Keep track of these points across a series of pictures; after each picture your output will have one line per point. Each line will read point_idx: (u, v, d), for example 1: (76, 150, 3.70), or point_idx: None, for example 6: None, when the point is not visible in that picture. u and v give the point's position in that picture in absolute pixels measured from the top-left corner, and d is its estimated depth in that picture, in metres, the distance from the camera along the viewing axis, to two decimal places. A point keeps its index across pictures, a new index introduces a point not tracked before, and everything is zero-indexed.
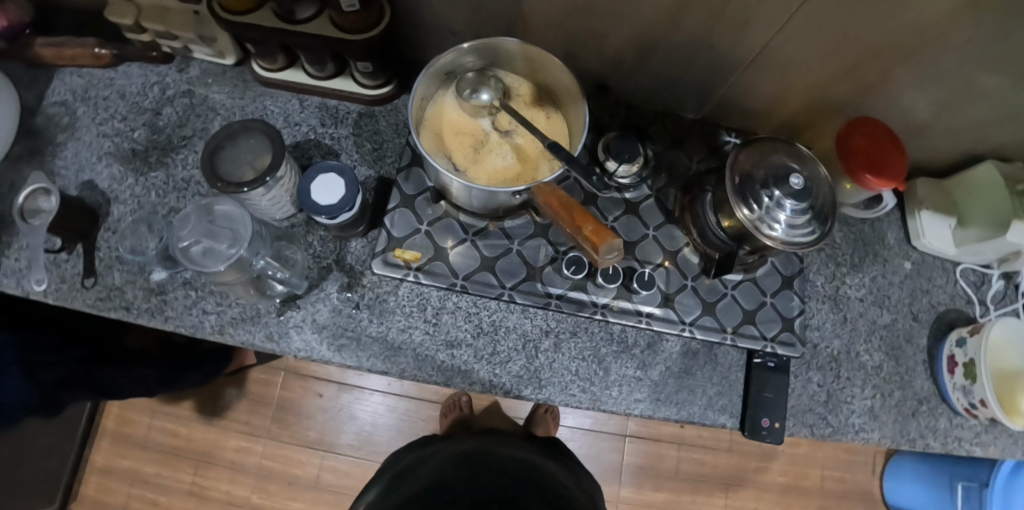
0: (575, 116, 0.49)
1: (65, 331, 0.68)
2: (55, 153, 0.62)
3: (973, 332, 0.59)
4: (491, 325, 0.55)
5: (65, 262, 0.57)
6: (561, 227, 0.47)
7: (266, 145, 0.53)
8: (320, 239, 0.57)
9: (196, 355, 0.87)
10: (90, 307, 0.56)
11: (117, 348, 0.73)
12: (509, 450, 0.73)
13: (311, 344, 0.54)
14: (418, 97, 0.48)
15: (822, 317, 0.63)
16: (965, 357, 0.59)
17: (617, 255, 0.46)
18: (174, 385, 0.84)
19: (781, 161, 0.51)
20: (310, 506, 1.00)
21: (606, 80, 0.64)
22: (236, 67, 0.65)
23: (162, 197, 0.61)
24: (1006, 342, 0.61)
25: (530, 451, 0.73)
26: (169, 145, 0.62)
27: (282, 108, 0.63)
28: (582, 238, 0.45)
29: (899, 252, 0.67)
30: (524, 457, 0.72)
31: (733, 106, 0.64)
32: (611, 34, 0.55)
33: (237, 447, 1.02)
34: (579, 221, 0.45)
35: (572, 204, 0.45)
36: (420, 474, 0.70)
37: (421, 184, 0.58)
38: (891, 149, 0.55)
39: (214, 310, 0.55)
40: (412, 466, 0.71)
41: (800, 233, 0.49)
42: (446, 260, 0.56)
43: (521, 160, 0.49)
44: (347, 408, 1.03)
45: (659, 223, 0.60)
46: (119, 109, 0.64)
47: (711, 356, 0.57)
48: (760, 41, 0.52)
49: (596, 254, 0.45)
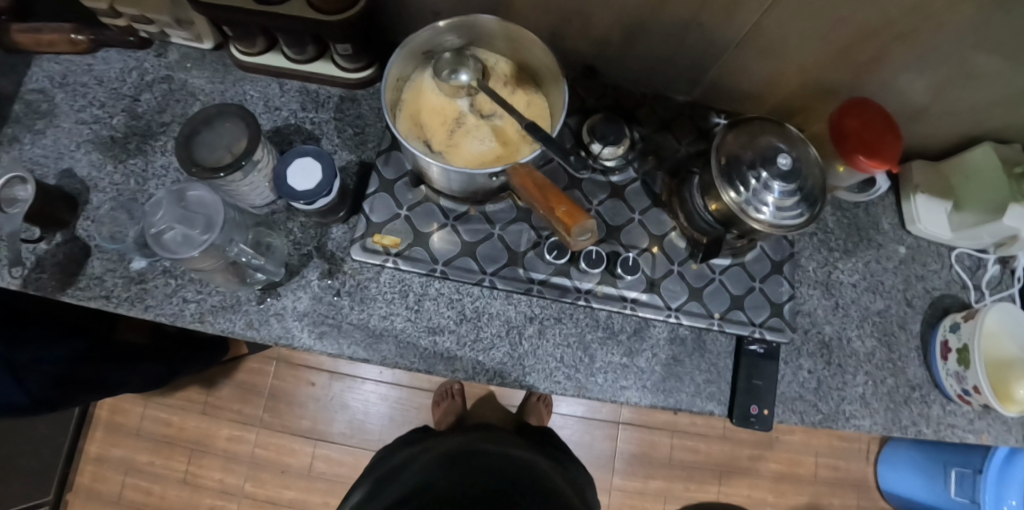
0: (556, 96, 0.48)
1: (50, 322, 0.67)
2: (33, 140, 0.61)
3: (969, 317, 0.58)
4: (474, 311, 0.54)
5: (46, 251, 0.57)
6: (536, 208, 0.46)
7: (243, 130, 0.52)
8: (301, 225, 0.56)
9: (189, 346, 0.87)
10: (68, 296, 0.55)
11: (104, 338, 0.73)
12: (497, 446, 0.71)
13: (292, 331, 0.53)
14: (394, 77, 0.47)
15: (813, 303, 0.62)
16: (958, 343, 0.58)
17: (591, 236, 0.45)
18: (169, 377, 0.83)
19: (769, 142, 0.50)
20: (303, 495, 1.00)
21: (593, 63, 0.63)
22: (215, 51, 0.64)
23: (141, 184, 0.60)
24: (1001, 328, 0.60)
25: (518, 449, 0.71)
26: (148, 132, 0.61)
27: (263, 92, 0.61)
28: (555, 219, 0.44)
29: (893, 237, 0.66)
30: (512, 453, 0.70)
31: (723, 88, 0.62)
32: (596, 13, 0.54)
33: (230, 437, 1.02)
34: (553, 202, 0.44)
35: (546, 186, 0.44)
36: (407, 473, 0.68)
37: (401, 169, 0.57)
38: (884, 130, 0.54)
39: (194, 298, 0.55)
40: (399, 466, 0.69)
41: (788, 216, 0.48)
42: (427, 246, 0.55)
43: (500, 142, 0.48)
44: (339, 396, 1.03)
45: (645, 208, 0.58)
46: (98, 95, 0.63)
47: (698, 343, 0.57)
48: (747, 20, 0.50)
49: (568, 235, 0.44)
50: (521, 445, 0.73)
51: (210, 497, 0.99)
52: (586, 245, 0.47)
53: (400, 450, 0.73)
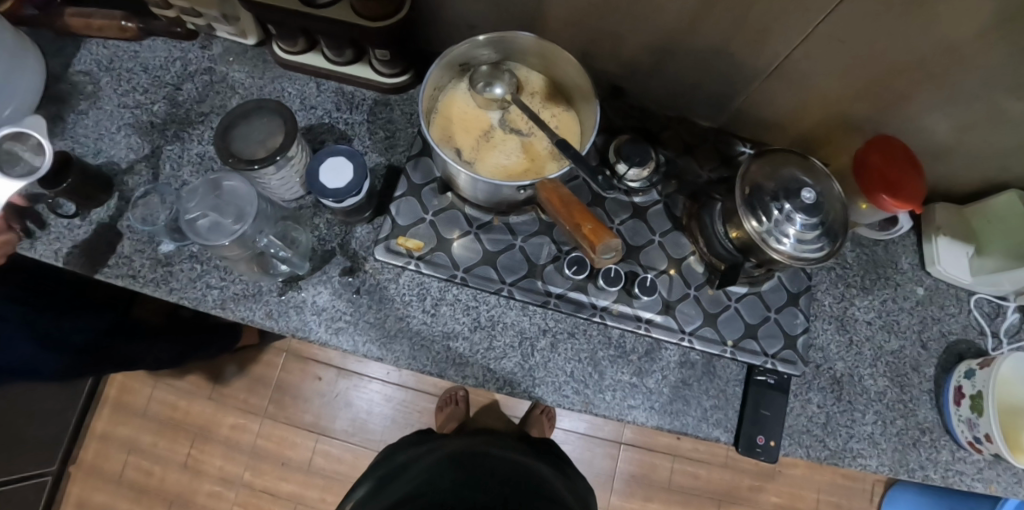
0: (587, 116, 0.48)
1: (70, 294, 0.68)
2: (76, 121, 0.63)
3: (985, 364, 0.57)
4: (489, 320, 0.55)
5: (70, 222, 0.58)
6: (561, 225, 0.46)
7: (279, 126, 0.54)
8: (326, 222, 0.57)
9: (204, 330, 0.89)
10: (101, 275, 0.57)
11: (124, 317, 0.75)
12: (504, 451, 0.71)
13: (309, 325, 0.54)
14: (430, 86, 0.48)
15: (827, 338, 0.62)
16: (972, 389, 0.57)
17: (614, 255, 0.47)
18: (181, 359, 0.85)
19: (793, 174, 0.50)
20: (300, 488, 1.01)
21: (622, 83, 0.64)
22: (257, 47, 0.66)
23: (176, 171, 0.61)
24: (1015, 377, 0.59)
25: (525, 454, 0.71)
26: (187, 120, 0.63)
27: (300, 91, 0.63)
28: (580, 236, 0.45)
29: (911, 277, 0.66)
30: (518, 459, 0.70)
31: (749, 117, 0.63)
32: (628, 35, 0.55)
33: (233, 424, 1.03)
34: (577, 219, 0.44)
35: (571, 202, 0.44)
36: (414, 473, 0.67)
37: (429, 174, 0.58)
38: (908, 170, 0.54)
39: (217, 285, 0.56)
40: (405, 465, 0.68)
41: (808, 248, 0.48)
42: (449, 252, 0.56)
43: (528, 156, 0.49)
44: (344, 394, 1.03)
45: (666, 230, 0.59)
46: (141, 82, 0.65)
47: (708, 369, 0.57)
48: (779, 51, 0.51)
49: (593, 253, 0.45)
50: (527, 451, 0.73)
51: (208, 483, 1.00)
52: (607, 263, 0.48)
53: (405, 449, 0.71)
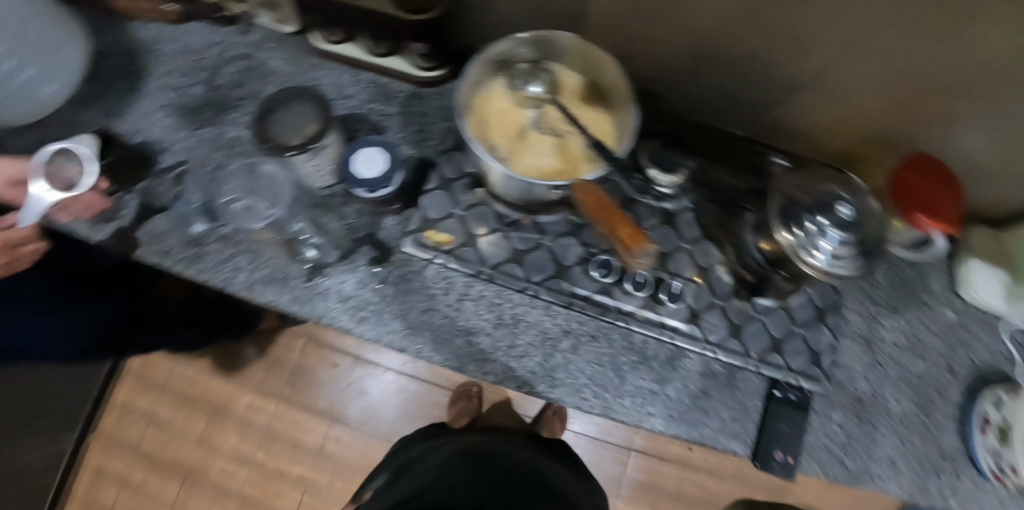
0: (624, 119, 0.49)
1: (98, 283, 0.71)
2: (118, 100, 0.64)
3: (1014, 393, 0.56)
4: (512, 318, 0.55)
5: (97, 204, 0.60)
6: (597, 226, 0.52)
7: (313, 115, 0.54)
8: (356, 211, 0.58)
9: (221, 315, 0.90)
10: (135, 254, 0.58)
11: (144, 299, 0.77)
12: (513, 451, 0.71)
13: (335, 312, 0.55)
14: (469, 82, 0.48)
15: (853, 357, 0.61)
16: (999, 419, 0.56)
17: (647, 258, 0.54)
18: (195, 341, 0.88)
19: (829, 189, 0.50)
20: (310, 472, 1.02)
21: (656, 88, 0.63)
22: (296, 34, 0.66)
23: (211, 153, 0.62)
24: None
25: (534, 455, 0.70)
26: (224, 104, 0.64)
27: (336, 80, 0.64)
28: (618, 240, 0.52)
29: (942, 300, 0.64)
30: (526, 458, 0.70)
31: (785, 127, 0.62)
32: (668, 40, 0.54)
33: (249, 405, 1.04)
34: (616, 223, 0.51)
35: (609, 207, 0.50)
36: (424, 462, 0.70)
37: (461, 169, 0.58)
38: (948, 190, 0.52)
39: (246, 268, 0.56)
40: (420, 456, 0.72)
41: (843, 264, 0.47)
42: (476, 247, 0.56)
43: (563, 156, 0.49)
44: (358, 382, 1.04)
45: (695, 238, 0.58)
46: (181, 64, 0.66)
47: (729, 380, 0.56)
48: (821, 63, 0.50)
49: (629, 255, 0.53)
50: (538, 453, 0.72)
51: (222, 460, 1.03)
52: (638, 266, 0.55)
53: (416, 442, 0.76)
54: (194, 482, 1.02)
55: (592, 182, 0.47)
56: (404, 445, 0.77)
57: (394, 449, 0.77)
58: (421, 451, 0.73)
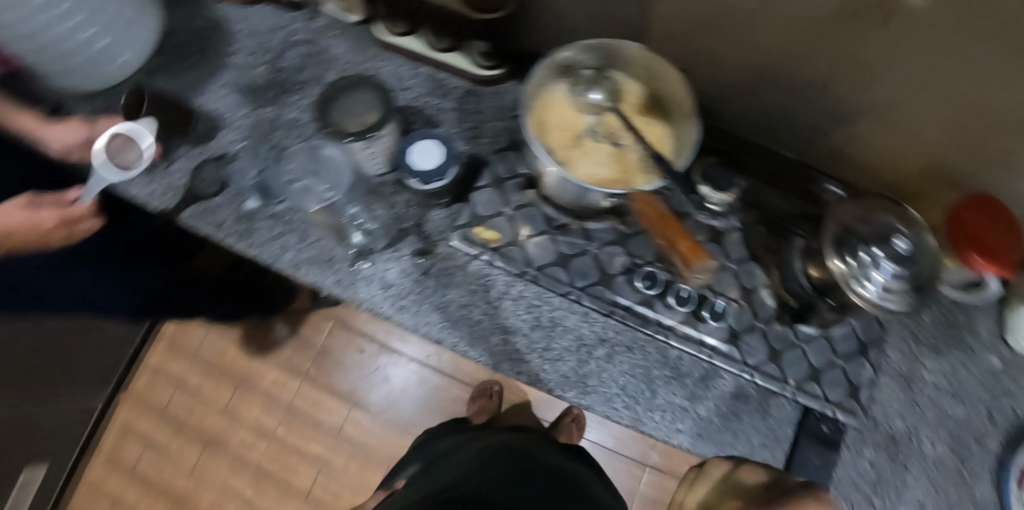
0: (684, 134, 0.49)
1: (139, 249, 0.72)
2: (184, 75, 0.66)
3: None
4: (549, 320, 0.56)
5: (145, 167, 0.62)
6: (654, 236, 0.51)
7: (375, 104, 0.55)
8: (405, 202, 0.59)
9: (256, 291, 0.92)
10: (180, 218, 0.60)
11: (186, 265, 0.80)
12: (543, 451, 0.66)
13: (376, 298, 0.56)
14: (532, 84, 0.49)
15: (891, 395, 0.59)
16: None
17: (707, 273, 0.51)
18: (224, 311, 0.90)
19: (886, 221, 0.49)
20: (327, 452, 1.04)
21: (713, 105, 0.63)
22: (360, 24, 0.66)
23: (270, 133, 0.64)
24: None
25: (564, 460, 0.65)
26: (285, 86, 0.66)
27: (396, 72, 0.65)
28: (676, 253, 0.49)
29: (987, 347, 0.61)
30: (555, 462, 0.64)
31: (840, 154, 0.61)
32: (733, 57, 0.54)
33: (275, 380, 1.06)
34: (674, 235, 0.49)
35: (668, 218, 0.49)
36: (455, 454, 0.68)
37: (514, 169, 0.59)
38: (1008, 232, 0.50)
39: (293, 247, 0.58)
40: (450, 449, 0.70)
41: (893, 298, 0.46)
42: (522, 248, 0.56)
43: (619, 164, 0.49)
44: (382, 369, 1.05)
45: (742, 258, 0.57)
46: (247, 45, 0.67)
47: (763, 406, 0.55)
48: (887, 93, 0.49)
49: (688, 269, 0.50)
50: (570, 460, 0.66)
51: (243, 432, 1.05)
52: (697, 278, 0.54)
53: (444, 437, 0.75)
54: (215, 449, 1.05)
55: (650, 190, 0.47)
56: (431, 437, 0.77)
57: (421, 441, 0.79)
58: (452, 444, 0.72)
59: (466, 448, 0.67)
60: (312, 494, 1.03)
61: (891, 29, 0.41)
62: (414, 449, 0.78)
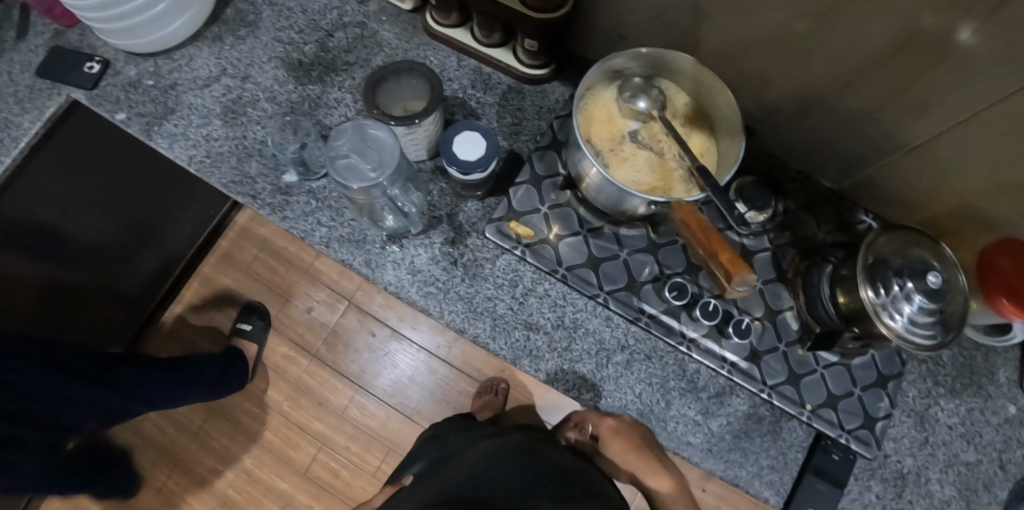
0: (728, 150, 0.49)
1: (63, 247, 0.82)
2: (234, 44, 0.67)
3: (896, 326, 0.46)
4: (572, 321, 0.57)
5: (121, 84, 0.66)
6: (694, 247, 0.50)
7: (423, 92, 0.56)
8: (440, 190, 0.60)
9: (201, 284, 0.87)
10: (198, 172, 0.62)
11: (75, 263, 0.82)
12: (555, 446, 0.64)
13: (403, 282, 0.57)
14: (583, 86, 0.49)
15: (903, 431, 0.58)
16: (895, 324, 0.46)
17: (747, 288, 0.49)
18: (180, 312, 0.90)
19: (922, 256, 0.48)
20: (329, 431, 0.91)
21: (755, 125, 0.63)
22: (410, 13, 0.68)
23: (311, 109, 0.65)
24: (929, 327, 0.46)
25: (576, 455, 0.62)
26: (332, 65, 0.67)
27: (442, 62, 0.66)
28: (717, 264, 0.48)
29: (1004, 393, 0.60)
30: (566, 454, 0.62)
31: (876, 189, 0.60)
32: (781, 80, 0.54)
33: (285, 355, 0.89)
34: (716, 247, 0.47)
35: (710, 230, 0.48)
36: (461, 447, 0.67)
37: (552, 168, 0.59)
38: None
39: (326, 224, 0.59)
40: (457, 445, 0.69)
41: (919, 332, 0.46)
42: (554, 247, 0.57)
43: (658, 173, 0.50)
44: (390, 355, 0.83)
45: (768, 278, 0.58)
46: (298, 21, 0.68)
47: (774, 427, 0.56)
48: (934, 130, 0.48)
49: (727, 282, 0.48)
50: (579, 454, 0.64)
51: None
52: (737, 294, 0.50)
53: (453, 431, 0.74)
54: None
55: (690, 201, 0.46)
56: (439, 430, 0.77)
57: (427, 436, 0.77)
58: (458, 442, 0.70)
59: (479, 443, 0.65)
60: (309, 471, 0.91)
61: (947, 64, 0.41)
62: (419, 444, 0.77)
